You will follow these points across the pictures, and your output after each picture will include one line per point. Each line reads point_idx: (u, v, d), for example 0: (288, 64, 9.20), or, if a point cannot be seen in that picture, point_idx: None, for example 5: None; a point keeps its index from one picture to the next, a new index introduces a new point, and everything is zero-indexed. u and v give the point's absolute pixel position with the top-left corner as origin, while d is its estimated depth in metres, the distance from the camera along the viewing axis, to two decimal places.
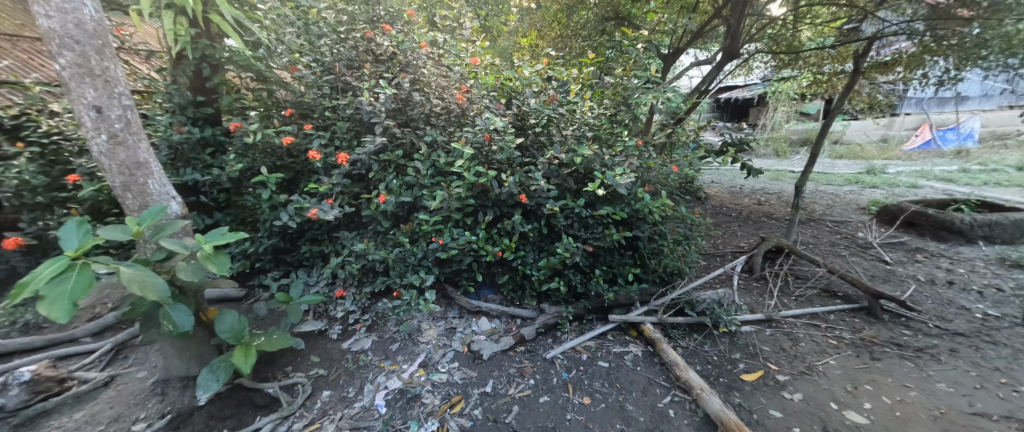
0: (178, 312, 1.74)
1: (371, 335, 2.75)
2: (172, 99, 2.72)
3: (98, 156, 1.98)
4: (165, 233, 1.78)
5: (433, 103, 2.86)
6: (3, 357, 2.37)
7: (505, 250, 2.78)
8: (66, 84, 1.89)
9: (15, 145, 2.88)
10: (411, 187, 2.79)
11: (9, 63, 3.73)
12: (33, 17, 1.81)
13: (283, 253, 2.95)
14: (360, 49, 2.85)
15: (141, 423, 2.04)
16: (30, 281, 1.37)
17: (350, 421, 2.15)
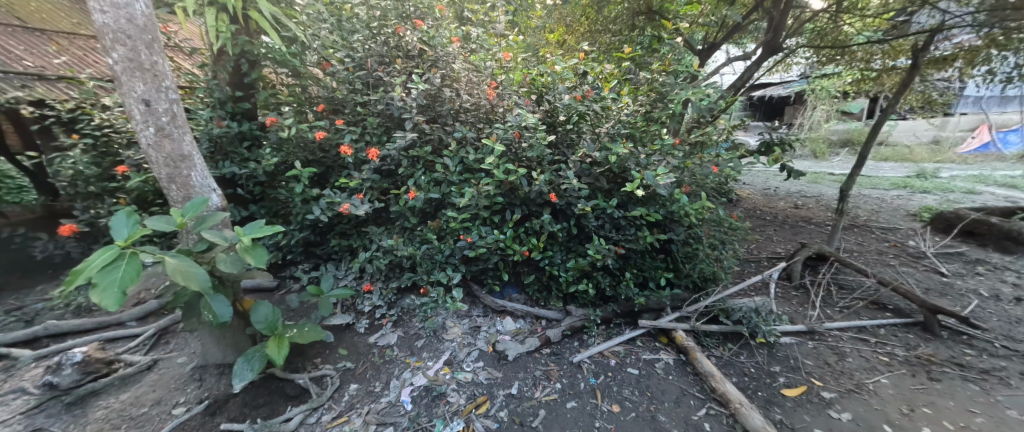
0: (218, 302, 1.80)
1: (397, 330, 2.77)
2: (213, 94, 2.81)
3: (145, 148, 2.06)
4: (207, 225, 1.83)
5: (463, 99, 2.84)
6: (61, 336, 2.63)
7: (532, 249, 2.74)
8: (118, 78, 1.97)
9: (71, 137, 3.07)
10: (439, 184, 2.79)
11: (66, 60, 3.94)
12: (89, 13, 1.89)
13: (314, 246, 3.01)
14: (391, 45, 2.85)
15: (181, 407, 2.13)
16: (84, 269, 1.43)
17: (378, 416, 2.17)
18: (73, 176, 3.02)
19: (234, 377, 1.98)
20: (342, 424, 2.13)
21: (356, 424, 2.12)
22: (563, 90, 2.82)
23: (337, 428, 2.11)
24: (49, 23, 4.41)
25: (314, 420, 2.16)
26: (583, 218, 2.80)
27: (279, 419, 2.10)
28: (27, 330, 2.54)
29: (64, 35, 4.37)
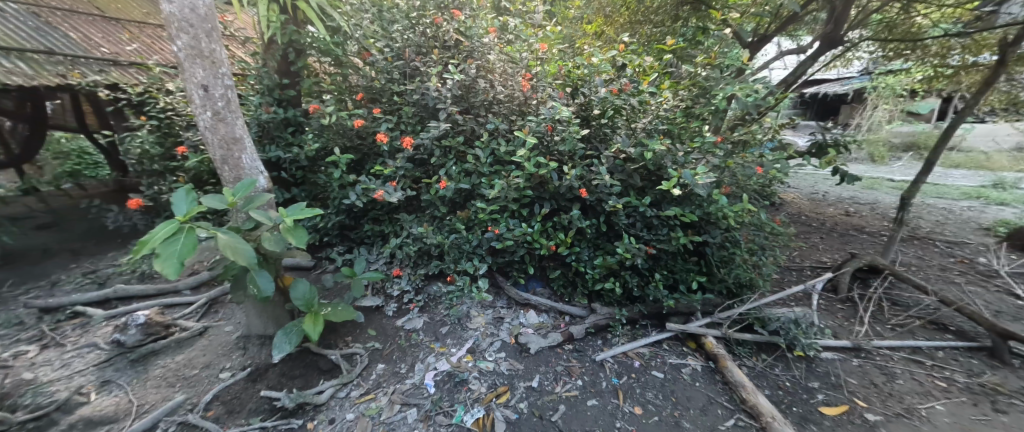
0: (262, 278, 1.92)
1: (423, 315, 2.84)
2: (262, 81, 2.96)
3: (203, 130, 2.21)
4: (255, 205, 1.95)
5: (496, 90, 2.83)
6: (128, 299, 2.93)
7: (560, 244, 2.73)
8: (181, 64, 2.11)
9: (140, 118, 3.36)
10: (470, 175, 2.81)
11: (137, 47, 4.30)
12: (158, 3, 2.03)
13: (349, 230, 3.13)
14: (429, 35, 2.87)
15: (227, 372, 2.30)
16: (150, 239, 1.56)
17: (402, 396, 2.24)
18: (140, 155, 3.30)
19: (274, 348, 2.11)
20: (368, 401, 2.22)
21: (382, 402, 2.21)
22: (599, 82, 2.73)
23: (364, 405, 2.21)
24: (124, 12, 4.79)
25: (344, 395, 2.27)
26: (613, 215, 2.74)
27: (312, 392, 2.24)
28: (101, 291, 2.88)
29: (136, 25, 4.74)
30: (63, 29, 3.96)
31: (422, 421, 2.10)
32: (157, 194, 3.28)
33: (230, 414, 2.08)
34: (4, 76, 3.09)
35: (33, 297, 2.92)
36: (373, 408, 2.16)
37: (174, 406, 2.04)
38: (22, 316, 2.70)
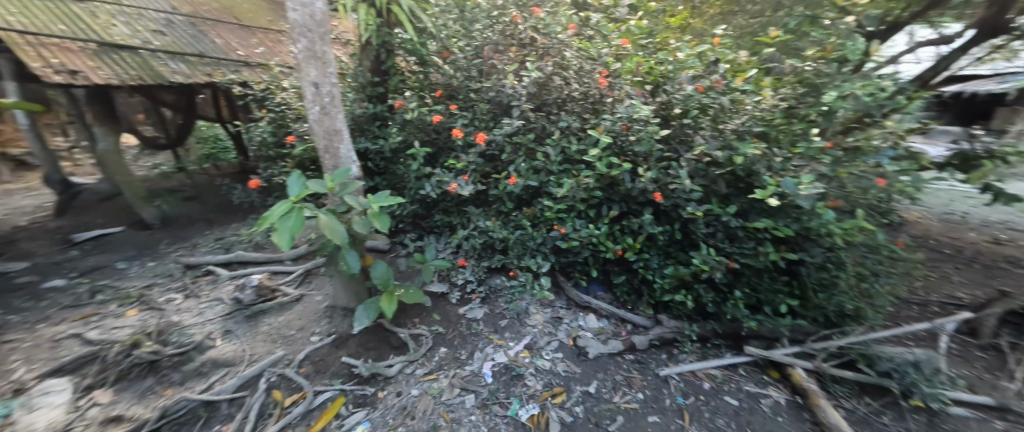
0: (351, 256, 2.15)
1: (484, 306, 2.90)
2: (357, 79, 3.29)
3: (311, 122, 2.50)
4: (349, 191, 2.19)
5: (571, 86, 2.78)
6: (246, 263, 3.43)
7: (627, 249, 2.66)
8: (299, 64, 2.42)
9: (261, 111, 3.93)
10: (538, 172, 2.82)
11: (263, 50, 5.02)
12: (285, 11, 2.33)
13: (421, 218, 3.31)
14: (506, 33, 2.91)
15: (317, 336, 2.59)
16: (270, 215, 1.84)
17: (462, 381, 2.36)
18: (260, 143, 3.87)
19: (355, 321, 2.34)
20: (430, 381, 2.37)
21: (443, 384, 2.34)
22: (686, 79, 2.57)
23: (427, 383, 2.36)
24: (255, 21, 5.60)
25: (410, 371, 2.44)
26: (690, 222, 2.57)
27: (383, 364, 2.43)
28: (228, 255, 3.44)
29: (264, 31, 5.52)
30: (212, 37, 4.76)
31: (479, 407, 2.21)
32: (268, 176, 3.80)
33: (317, 373, 2.36)
34: (170, 75, 3.88)
35: (180, 255, 3.60)
36: (435, 388, 2.31)
37: (275, 360, 2.37)
38: (170, 270, 3.33)
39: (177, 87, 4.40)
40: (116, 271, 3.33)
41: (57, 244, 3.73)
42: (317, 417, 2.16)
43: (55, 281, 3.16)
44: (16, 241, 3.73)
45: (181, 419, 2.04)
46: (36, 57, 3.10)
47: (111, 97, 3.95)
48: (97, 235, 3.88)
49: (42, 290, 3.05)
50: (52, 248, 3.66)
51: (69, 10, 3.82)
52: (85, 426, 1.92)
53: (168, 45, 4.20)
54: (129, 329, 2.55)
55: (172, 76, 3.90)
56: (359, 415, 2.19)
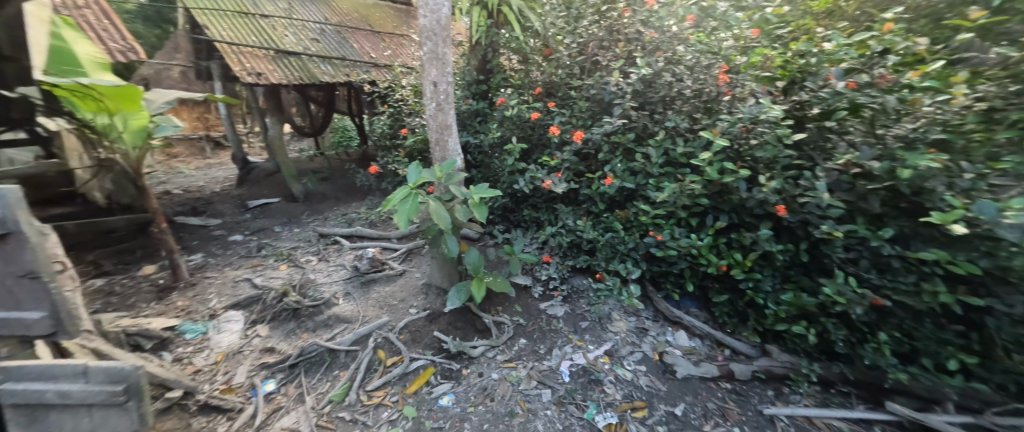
0: (451, 240, 2.36)
1: (564, 305, 2.88)
2: (464, 77, 3.52)
3: (427, 117, 2.69)
4: (454, 182, 2.39)
5: (679, 83, 2.59)
6: (362, 237, 3.84)
7: (733, 265, 2.41)
8: (423, 65, 2.62)
9: (384, 106, 4.46)
10: (636, 174, 2.71)
11: (390, 53, 5.65)
12: (417, 18, 2.56)
13: (509, 211, 3.38)
14: (615, 28, 2.83)
15: (414, 309, 2.76)
16: (391, 199, 2.14)
17: (539, 374, 2.42)
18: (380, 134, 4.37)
19: (447, 301, 2.48)
20: (509, 369, 2.46)
21: (521, 374, 2.42)
22: (836, 73, 2.04)
23: (505, 371, 2.45)
24: (383, 27, 6.28)
25: (491, 356, 2.53)
26: (822, 242, 2.19)
27: (468, 345, 2.53)
28: (350, 228, 3.94)
29: (392, 35, 6.17)
30: (352, 42, 5.52)
31: (555, 404, 2.26)
32: (384, 163, 4.26)
33: (413, 342, 2.56)
34: (320, 76, 4.65)
35: (316, 225, 4.31)
36: (514, 376, 2.40)
37: (380, 325, 2.64)
38: (307, 236, 4.00)
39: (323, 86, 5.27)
40: (274, 233, 4.15)
41: (238, 208, 4.83)
42: (412, 380, 2.38)
43: (237, 236, 4.09)
44: (211, 204, 4.90)
45: (312, 359, 2.49)
46: (237, 63, 4.12)
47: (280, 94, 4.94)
48: (263, 204, 4.89)
49: (228, 242, 3.97)
50: (235, 211, 4.73)
51: (258, 26, 4.89)
52: (252, 351, 2.56)
53: (321, 50, 5.03)
54: (280, 280, 3.16)
55: (321, 76, 4.67)
56: (445, 386, 2.35)
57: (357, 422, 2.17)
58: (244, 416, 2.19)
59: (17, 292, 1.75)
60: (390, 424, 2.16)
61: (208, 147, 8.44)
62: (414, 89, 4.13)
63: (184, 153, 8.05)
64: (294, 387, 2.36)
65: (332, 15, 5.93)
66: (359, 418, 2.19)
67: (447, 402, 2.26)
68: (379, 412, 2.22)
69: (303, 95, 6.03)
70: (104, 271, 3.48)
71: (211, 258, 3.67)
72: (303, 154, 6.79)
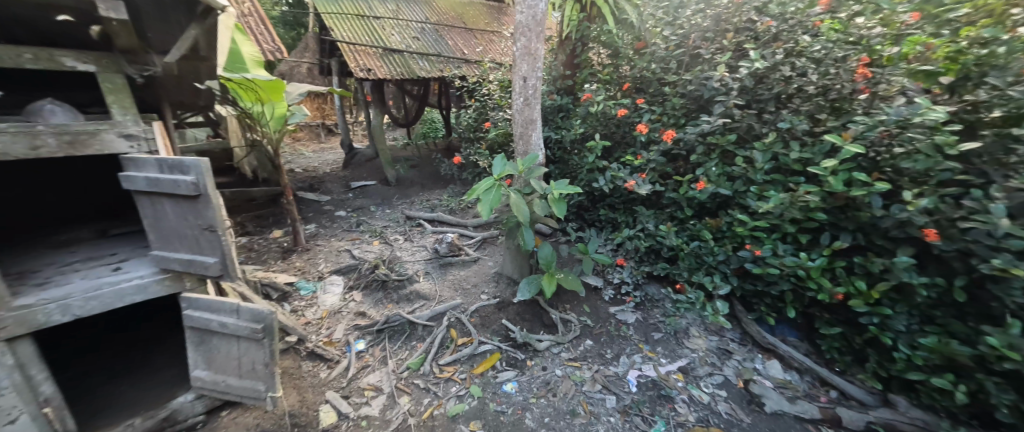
0: (528, 233, 2.39)
1: (637, 312, 2.75)
2: (551, 72, 3.52)
3: (514, 111, 2.74)
4: (535, 176, 2.41)
5: (802, 78, 2.25)
6: (443, 223, 4.06)
7: (852, 294, 2.06)
8: (515, 59, 2.66)
9: (471, 100, 4.68)
10: (733, 180, 2.45)
11: (482, 49, 5.84)
12: (515, 13, 2.59)
13: (584, 210, 3.25)
14: (723, 18, 2.57)
15: (485, 296, 2.88)
16: (476, 188, 2.24)
17: (604, 379, 2.37)
18: (465, 126, 4.54)
19: (518, 292, 2.53)
20: (574, 368, 2.44)
21: (586, 375, 2.39)
22: None
23: (570, 369, 2.44)
24: (476, 24, 6.41)
25: (556, 352, 2.54)
26: (989, 280, 1.74)
27: (534, 338, 2.57)
28: (433, 213, 4.20)
29: (484, 32, 6.31)
30: (448, 40, 5.83)
31: (620, 412, 2.20)
32: (467, 155, 4.46)
33: (482, 326, 2.68)
34: (419, 71, 5.03)
35: (405, 208, 4.72)
36: (578, 376, 2.38)
37: (454, 306, 2.81)
38: (396, 217, 4.39)
39: (421, 81, 5.70)
40: (370, 212, 4.66)
41: (343, 188, 5.52)
42: (479, 362, 2.50)
43: (341, 212, 4.68)
44: (322, 183, 5.67)
45: (396, 328, 2.75)
46: (353, 60, 4.71)
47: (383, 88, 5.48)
48: (362, 185, 5.49)
49: (334, 217, 4.57)
50: (341, 191, 5.41)
51: (371, 27, 5.46)
52: (349, 313, 2.92)
53: (419, 47, 5.41)
54: (373, 253, 3.55)
55: (419, 72, 5.05)
56: (509, 374, 2.43)
57: (430, 391, 2.34)
58: (339, 368, 2.50)
59: (199, 238, 1.84)
60: (458, 399, 2.29)
61: (323, 133, 9.70)
62: (500, 83, 4.14)
63: (305, 138, 9.45)
64: (380, 350, 2.63)
65: (432, 13, 6.25)
66: (431, 388, 2.35)
67: (511, 389, 2.34)
68: (448, 386, 2.36)
69: (402, 89, 6.58)
70: (245, 231, 4.25)
71: (321, 229, 4.26)
72: (398, 143, 7.43)
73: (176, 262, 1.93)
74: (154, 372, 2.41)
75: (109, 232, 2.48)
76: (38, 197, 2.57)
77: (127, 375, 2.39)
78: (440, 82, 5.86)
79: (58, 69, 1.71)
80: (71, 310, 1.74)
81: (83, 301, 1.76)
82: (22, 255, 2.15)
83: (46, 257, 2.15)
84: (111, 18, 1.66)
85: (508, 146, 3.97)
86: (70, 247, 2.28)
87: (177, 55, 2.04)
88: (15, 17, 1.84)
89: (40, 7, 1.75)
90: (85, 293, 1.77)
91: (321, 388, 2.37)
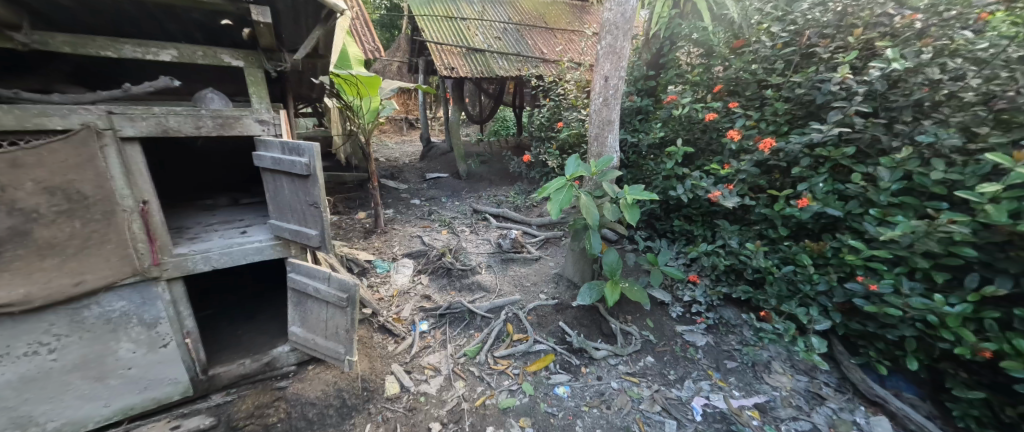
0: (595, 237, 2.32)
1: (708, 335, 2.53)
2: (633, 72, 3.36)
3: (591, 111, 2.67)
4: (607, 179, 2.31)
5: (958, 82, 1.85)
6: (508, 219, 4.14)
7: (1006, 354, 1.64)
8: (598, 58, 2.58)
9: (545, 99, 4.67)
10: (846, 200, 2.10)
11: (562, 48, 5.79)
12: (603, 10, 2.51)
13: (655, 219, 3.05)
14: (851, 11, 2.22)
15: (544, 295, 2.88)
16: (547, 187, 2.22)
17: (665, 401, 2.22)
18: (538, 126, 4.52)
19: (578, 296, 2.47)
20: (632, 383, 2.33)
21: (644, 393, 2.27)
22: None
23: (627, 384, 2.33)
24: (558, 23, 6.37)
25: (614, 363, 2.45)
26: None
27: (592, 345, 2.50)
28: (498, 209, 4.32)
29: (565, 31, 6.22)
30: (528, 39, 5.88)
31: None
32: (536, 154, 4.47)
33: (539, 325, 2.69)
34: (497, 70, 5.17)
35: (472, 201, 4.91)
36: (635, 392, 2.27)
37: (513, 301, 2.86)
38: (464, 209, 4.58)
39: (500, 80, 5.85)
40: (441, 202, 4.94)
41: (419, 178, 5.92)
42: (532, 361, 2.50)
43: (416, 201, 5.04)
44: (402, 172, 6.15)
45: (456, 315, 2.90)
46: (439, 60, 5.04)
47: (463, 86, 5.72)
48: (437, 177, 5.83)
49: (409, 204, 4.93)
50: (417, 180, 5.83)
51: (458, 28, 5.74)
52: (415, 295, 3.13)
53: (499, 47, 5.57)
54: (441, 242, 3.76)
55: (498, 70, 5.19)
56: (562, 377, 2.39)
57: (483, 380, 2.40)
58: (404, 344, 2.69)
59: (306, 212, 2.11)
60: (509, 393, 2.32)
61: (405, 126, 10.45)
62: (577, 83, 4.05)
63: (390, 130, 10.32)
64: (440, 333, 2.79)
65: (515, 14, 6.34)
66: (485, 377, 2.42)
67: (563, 393, 2.30)
68: (501, 379, 2.41)
69: (481, 87, 6.83)
70: (337, 210, 4.78)
71: (398, 215, 4.62)
72: (473, 140, 7.74)
73: (286, 231, 2.23)
74: (262, 323, 2.82)
75: (240, 201, 2.97)
76: (195, 170, 3.16)
77: (243, 322, 2.84)
78: (516, 82, 5.93)
79: (218, 63, 2.03)
80: (211, 261, 2.11)
81: (219, 254, 2.12)
82: (181, 214, 2.68)
83: (195, 217, 2.65)
84: (259, 21, 1.90)
85: (579, 148, 3.89)
86: (213, 211, 2.79)
87: (303, 53, 2.23)
88: (195, 23, 2.27)
89: (211, 13, 2.12)
90: (221, 249, 2.14)
91: (387, 360, 2.57)
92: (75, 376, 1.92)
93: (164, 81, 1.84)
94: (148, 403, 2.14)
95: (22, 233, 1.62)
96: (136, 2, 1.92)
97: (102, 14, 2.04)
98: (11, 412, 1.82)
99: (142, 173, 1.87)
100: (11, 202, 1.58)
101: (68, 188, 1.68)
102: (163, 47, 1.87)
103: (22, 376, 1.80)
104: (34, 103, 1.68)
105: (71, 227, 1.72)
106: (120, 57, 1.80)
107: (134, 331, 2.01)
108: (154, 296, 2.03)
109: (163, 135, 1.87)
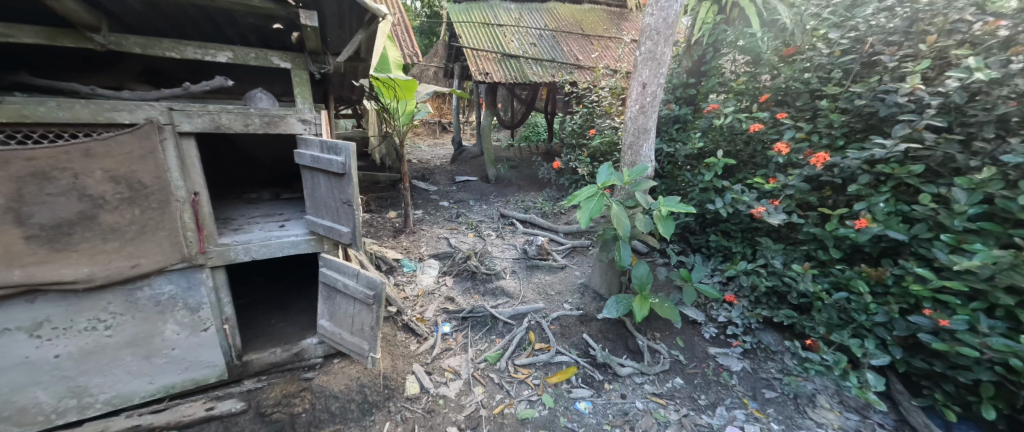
0: (625, 249, 2.24)
1: (744, 360, 2.37)
2: (672, 79, 3.24)
3: (627, 119, 2.60)
4: (641, 189, 2.20)
5: None
6: (535, 225, 4.14)
7: None
8: (637, 65, 2.51)
9: (577, 106, 4.61)
10: (911, 222, 1.89)
11: (597, 53, 5.72)
12: (643, 17, 2.45)
13: (690, 233, 2.91)
14: (922, 17, 2.03)
15: (568, 305, 2.82)
16: (578, 195, 2.15)
17: (693, 426, 2.09)
18: (569, 132, 4.47)
19: (605, 308, 2.37)
20: (658, 405, 2.20)
21: (670, 416, 2.14)
22: None
23: (653, 405, 2.21)
24: (595, 30, 6.31)
25: (640, 382, 2.33)
26: None
27: (616, 361, 2.40)
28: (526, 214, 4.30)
29: (601, 38, 6.14)
30: (563, 46, 5.86)
31: None
32: (566, 161, 4.42)
33: (563, 336, 2.63)
34: (531, 76, 5.20)
35: (500, 205, 4.92)
36: (661, 414, 2.15)
37: (536, 309, 2.82)
38: (492, 213, 4.60)
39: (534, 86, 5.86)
40: (469, 206, 4.99)
41: (449, 181, 6.03)
42: (553, 372, 2.44)
43: (445, 203, 5.12)
44: (433, 174, 6.29)
45: (478, 319, 2.89)
46: (475, 65, 5.13)
47: (497, 91, 5.78)
48: (466, 180, 5.91)
49: (439, 206, 5.03)
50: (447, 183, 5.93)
51: (495, 35, 5.84)
52: (439, 296, 3.16)
53: (535, 53, 5.59)
54: (467, 244, 3.79)
55: (532, 76, 5.22)
56: (584, 392, 2.31)
57: (503, 388, 2.37)
58: (426, 345, 2.71)
59: (340, 210, 2.19)
60: (529, 403, 2.27)
61: (437, 130, 10.70)
62: (613, 90, 3.97)
63: (424, 132, 10.62)
64: (462, 336, 2.79)
65: (551, 21, 6.34)
66: (505, 385, 2.38)
67: (585, 408, 2.22)
68: (520, 388, 2.36)
69: (515, 93, 6.86)
70: (370, 209, 4.94)
71: (427, 216, 4.72)
72: (504, 145, 7.81)
73: (320, 227, 2.33)
74: (295, 314, 2.96)
75: (281, 196, 3.14)
76: (243, 167, 3.40)
77: (278, 312, 2.99)
78: (549, 88, 5.92)
79: (269, 65, 2.18)
80: (251, 252, 2.23)
81: (258, 246, 2.24)
82: (229, 206, 2.87)
83: (241, 209, 2.82)
84: (307, 25, 2.01)
85: (611, 156, 3.80)
86: (256, 204, 2.97)
87: (345, 56, 2.33)
88: (251, 28, 2.44)
89: (264, 18, 2.27)
90: (260, 241, 2.25)
91: (409, 359, 2.59)
92: (126, 352, 2.08)
93: (218, 80, 1.99)
94: (188, 383, 2.28)
95: (89, 217, 1.79)
96: (197, 7, 2.08)
97: (170, 19, 2.24)
98: (71, 381, 2.01)
99: (196, 167, 2.01)
100: (82, 188, 1.75)
101: (131, 178, 1.84)
102: (220, 49, 2.03)
103: (81, 349, 1.98)
104: (108, 99, 1.87)
105: (132, 214, 1.88)
106: (182, 57, 1.96)
107: (179, 314, 2.16)
108: (199, 282, 2.16)
109: (215, 132, 2.01)
